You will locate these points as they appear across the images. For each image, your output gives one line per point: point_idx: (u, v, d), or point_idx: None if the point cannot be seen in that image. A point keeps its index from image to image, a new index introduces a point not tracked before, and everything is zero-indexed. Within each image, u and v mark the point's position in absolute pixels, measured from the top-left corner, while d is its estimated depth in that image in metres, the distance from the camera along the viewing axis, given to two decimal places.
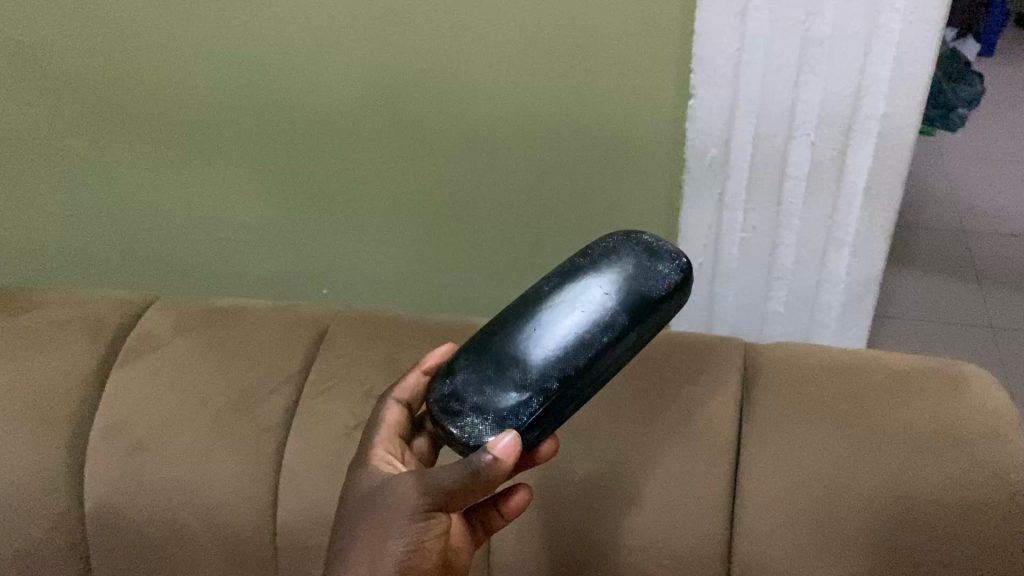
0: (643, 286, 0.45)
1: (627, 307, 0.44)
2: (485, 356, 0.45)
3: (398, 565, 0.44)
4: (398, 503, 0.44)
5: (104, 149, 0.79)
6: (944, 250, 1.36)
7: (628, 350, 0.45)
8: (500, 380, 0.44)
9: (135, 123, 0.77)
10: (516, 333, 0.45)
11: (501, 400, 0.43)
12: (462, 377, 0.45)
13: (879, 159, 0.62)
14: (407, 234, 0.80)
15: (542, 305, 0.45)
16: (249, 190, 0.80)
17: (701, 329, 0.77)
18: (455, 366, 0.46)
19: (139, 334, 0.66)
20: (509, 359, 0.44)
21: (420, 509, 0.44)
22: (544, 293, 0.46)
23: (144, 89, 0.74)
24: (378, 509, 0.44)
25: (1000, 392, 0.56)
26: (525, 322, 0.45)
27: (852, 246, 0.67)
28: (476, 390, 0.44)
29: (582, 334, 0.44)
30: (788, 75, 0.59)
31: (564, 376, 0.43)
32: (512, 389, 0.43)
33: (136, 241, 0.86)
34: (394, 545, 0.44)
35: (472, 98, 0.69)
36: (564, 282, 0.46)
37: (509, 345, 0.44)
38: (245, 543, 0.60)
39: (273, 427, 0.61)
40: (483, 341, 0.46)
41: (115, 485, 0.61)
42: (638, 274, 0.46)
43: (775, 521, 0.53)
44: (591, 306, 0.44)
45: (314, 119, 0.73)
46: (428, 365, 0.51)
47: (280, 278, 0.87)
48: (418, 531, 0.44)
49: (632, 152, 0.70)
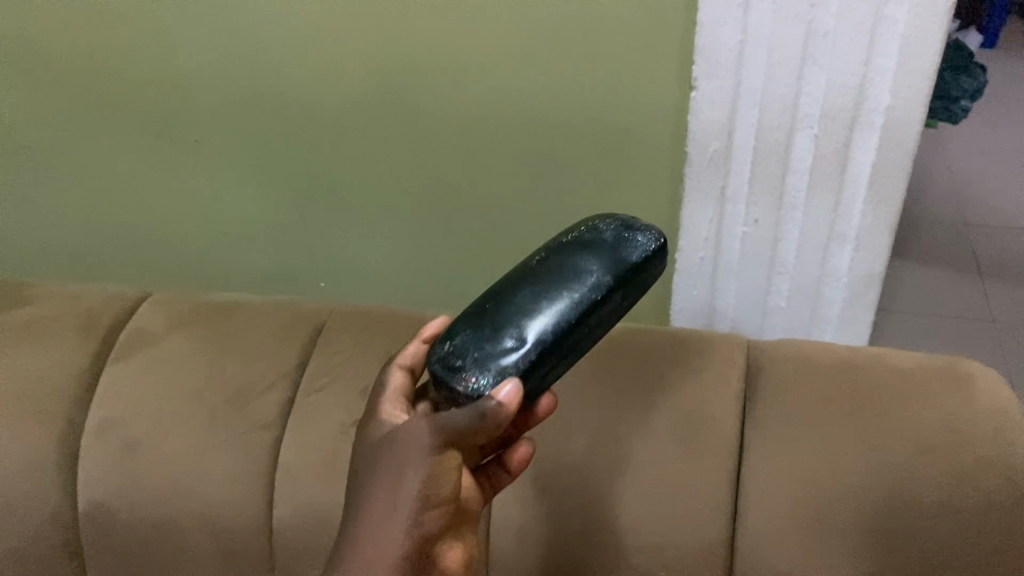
0: (626, 254, 0.46)
1: (614, 269, 0.45)
2: (479, 322, 0.44)
3: (416, 502, 0.43)
4: (410, 443, 0.43)
5: (101, 141, 0.79)
6: (948, 243, 1.35)
7: (614, 313, 0.45)
8: (495, 338, 0.43)
9: (130, 109, 0.76)
10: (508, 300, 0.44)
11: (501, 350, 0.42)
12: (460, 339, 0.44)
13: (883, 152, 0.61)
14: (406, 226, 0.79)
15: (531, 276, 0.45)
16: (245, 180, 0.79)
17: (701, 324, 0.77)
18: (448, 332, 0.45)
19: (134, 329, 0.65)
20: (504, 320, 0.43)
21: (432, 448, 0.43)
22: (530, 267, 0.46)
23: (143, 79, 0.74)
24: (392, 455, 0.44)
25: (1007, 390, 0.55)
26: (520, 288, 0.45)
27: (854, 239, 0.66)
28: (474, 346, 0.43)
29: (576, 290, 0.44)
30: (792, 67, 0.59)
31: (560, 330, 0.42)
32: (512, 339, 0.42)
33: (131, 234, 0.85)
34: (409, 484, 0.43)
35: (471, 85, 0.68)
36: (550, 256, 0.46)
37: (503, 310, 0.44)
38: (241, 541, 0.59)
39: (269, 424, 0.60)
40: (473, 312, 0.45)
41: (109, 482, 0.60)
42: (620, 242, 0.46)
43: (781, 520, 0.53)
44: (580, 271, 0.44)
45: (311, 108, 0.72)
46: (427, 336, 0.50)
47: (278, 272, 0.86)
48: (432, 470, 0.43)
49: (636, 142, 0.69)
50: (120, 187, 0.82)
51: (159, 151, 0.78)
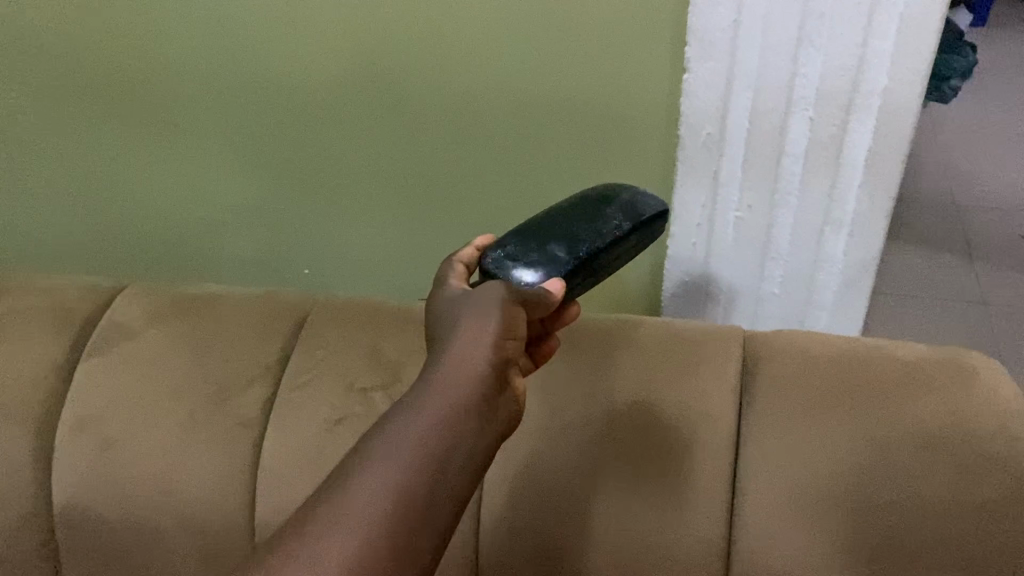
0: (645, 205, 0.52)
1: (636, 214, 0.51)
2: (525, 238, 0.49)
3: (496, 334, 0.40)
4: (487, 293, 0.42)
5: (84, 124, 0.77)
6: (939, 225, 1.34)
7: (628, 253, 0.51)
8: (542, 250, 0.48)
9: (111, 88, 0.74)
10: (549, 226, 0.49)
11: (548, 257, 0.47)
12: (509, 249, 0.48)
13: (880, 136, 0.60)
14: (392, 211, 0.77)
15: (566, 211, 0.51)
16: (227, 165, 0.77)
17: (694, 312, 0.75)
18: (493, 245, 0.49)
19: (109, 323, 0.63)
20: (547, 238, 0.48)
21: (509, 298, 0.42)
22: (563, 206, 0.52)
23: (128, 60, 0.73)
24: (466, 304, 0.42)
25: (1011, 385, 0.54)
26: (558, 218, 0.50)
27: (850, 224, 0.65)
28: (523, 253, 0.48)
29: (607, 224, 0.49)
30: (787, 48, 0.57)
31: (593, 251, 0.48)
32: (557, 250, 0.48)
33: (109, 219, 0.83)
34: (487, 318, 0.41)
35: (459, 64, 0.67)
36: (579, 200, 0.52)
37: (545, 232, 0.49)
38: (222, 542, 0.57)
39: (250, 421, 0.58)
40: (517, 232, 0.50)
41: (85, 481, 0.58)
42: (638, 197, 0.53)
43: (778, 517, 0.52)
44: (609, 212, 0.50)
45: (296, 88, 0.71)
46: (480, 243, 0.51)
47: (260, 260, 0.83)
48: (509, 316, 0.42)
49: (627, 126, 0.67)
50: (102, 171, 0.80)
51: (142, 134, 0.76)
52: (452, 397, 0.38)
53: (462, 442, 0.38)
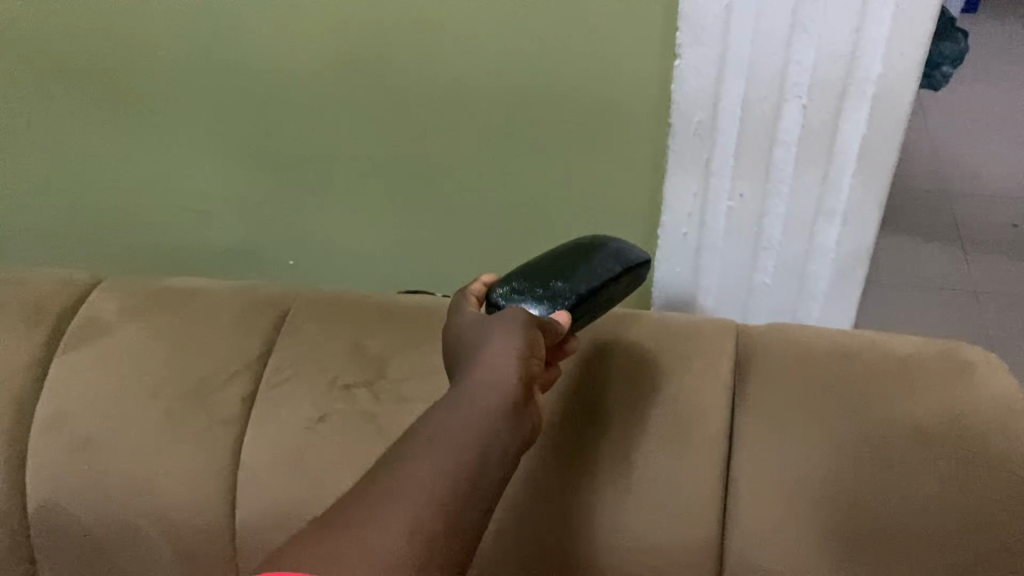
0: (634, 251, 0.55)
1: (626, 258, 0.54)
2: (530, 275, 0.52)
3: (521, 350, 0.44)
4: (507, 315, 0.46)
5: (63, 117, 0.76)
6: (928, 212, 1.33)
7: (620, 294, 0.54)
8: (547, 285, 0.51)
9: (89, 75, 0.72)
10: (549, 265, 0.52)
11: (553, 292, 0.50)
12: (515, 284, 0.51)
13: (874, 124, 0.58)
14: (378, 199, 0.76)
15: (564, 254, 0.54)
16: (209, 153, 0.76)
17: (684, 304, 0.74)
18: (499, 281, 0.52)
19: (85, 318, 0.61)
20: (550, 275, 0.51)
21: (527, 323, 0.45)
22: (559, 250, 0.55)
23: (104, 45, 0.70)
24: (489, 326, 0.45)
25: (1007, 378, 0.53)
26: (557, 259, 0.53)
27: (842, 214, 0.63)
28: (528, 288, 0.51)
29: (603, 265, 0.53)
30: (781, 34, 0.56)
31: (593, 288, 0.51)
32: (561, 285, 0.51)
33: (89, 207, 0.82)
34: (511, 337, 0.44)
35: (445, 50, 0.65)
36: (575, 244, 0.55)
37: (548, 271, 0.52)
38: (203, 542, 0.56)
39: (230, 419, 0.56)
40: (520, 270, 0.53)
41: (61, 480, 0.56)
42: (627, 244, 0.56)
43: (771, 518, 0.50)
44: (604, 255, 0.54)
45: (278, 75, 0.69)
46: (485, 280, 0.54)
47: (244, 250, 0.82)
48: (529, 338, 0.44)
49: (617, 114, 0.66)
50: (83, 161, 0.78)
51: (121, 121, 0.75)
52: (482, 409, 0.41)
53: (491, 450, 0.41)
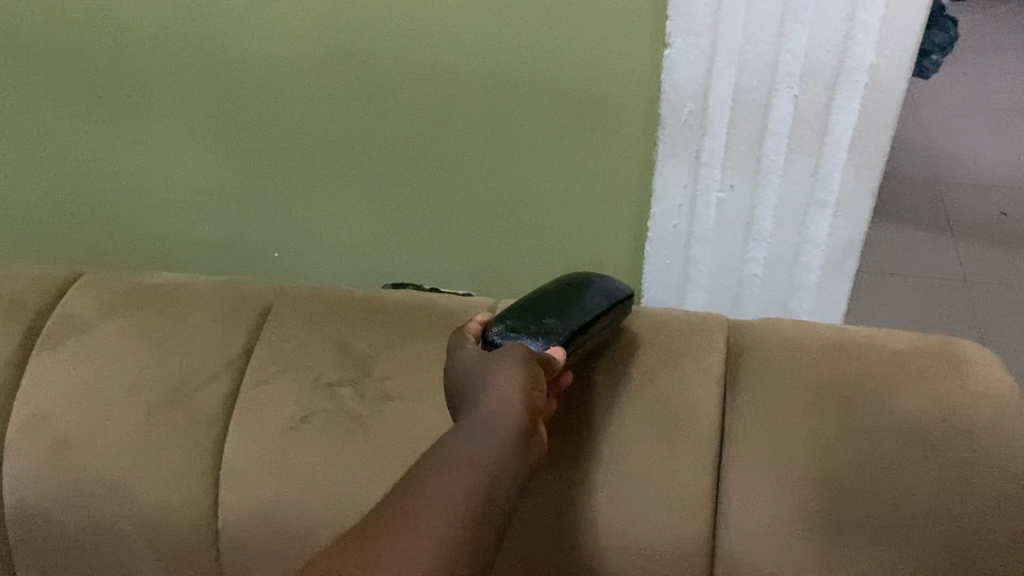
0: (617, 290, 0.57)
1: (611, 297, 0.56)
2: (523, 313, 0.53)
3: (526, 382, 0.46)
4: (511, 349, 0.48)
5: (48, 105, 0.75)
6: (919, 202, 1.33)
7: (606, 333, 0.56)
8: (541, 323, 0.52)
9: (70, 59, 0.72)
10: (540, 304, 0.54)
11: (547, 328, 0.52)
12: (509, 321, 0.52)
13: (866, 114, 0.57)
14: (363, 189, 0.75)
15: (552, 294, 0.55)
16: (192, 140, 0.75)
17: (674, 297, 0.73)
18: (493, 319, 0.53)
19: (63, 315, 0.60)
20: (543, 313, 0.53)
21: (531, 357, 0.48)
22: (546, 290, 0.56)
23: (86, 28, 0.70)
24: (494, 359, 0.48)
25: (1001, 374, 0.52)
26: (546, 298, 0.55)
27: (834, 204, 0.63)
28: (523, 326, 0.52)
29: (592, 304, 0.54)
30: (772, 22, 0.55)
31: (585, 325, 0.53)
32: (553, 322, 0.52)
33: (73, 193, 0.81)
34: (515, 370, 0.46)
35: (429, 37, 0.64)
36: (560, 285, 0.57)
37: (540, 310, 0.53)
38: (185, 543, 0.55)
39: (212, 417, 0.55)
40: (512, 309, 0.54)
41: (38, 480, 0.55)
42: (610, 283, 0.58)
43: (762, 517, 0.49)
44: (590, 295, 0.55)
45: (260, 61, 0.69)
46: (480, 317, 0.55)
47: (230, 241, 0.82)
48: (532, 371, 0.47)
49: (605, 104, 0.65)
50: (66, 148, 0.78)
51: (104, 107, 0.74)
52: (490, 439, 0.43)
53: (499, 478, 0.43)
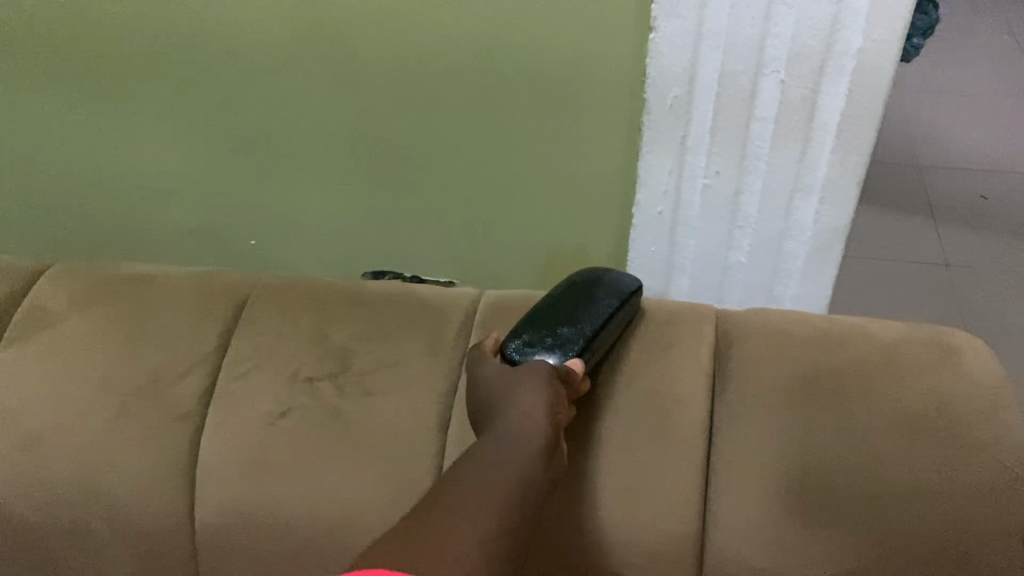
0: (623, 284, 0.56)
1: (619, 293, 0.55)
2: (537, 326, 0.53)
3: (550, 399, 0.46)
4: (534, 365, 0.49)
5: (13, 90, 0.73)
6: (900, 186, 1.33)
7: (620, 329, 0.55)
8: (555, 334, 0.51)
9: (35, 43, 0.69)
10: (551, 313, 0.53)
11: (562, 338, 0.51)
12: (524, 336, 0.52)
13: (854, 99, 0.56)
14: (342, 176, 0.73)
15: (561, 299, 0.55)
16: (165, 127, 0.73)
17: (659, 284, 0.72)
18: (509, 335, 0.53)
19: (32, 307, 0.58)
20: (555, 323, 0.52)
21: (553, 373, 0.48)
22: (554, 295, 0.56)
23: (49, 12, 0.67)
24: (515, 376, 0.48)
25: (990, 364, 0.52)
26: (556, 306, 0.54)
27: (820, 190, 0.62)
28: (538, 339, 0.52)
29: (601, 305, 0.54)
30: (759, 5, 0.53)
31: (598, 327, 0.52)
32: (567, 331, 0.52)
33: (43, 179, 0.79)
34: (538, 386, 0.47)
35: (408, 20, 0.62)
36: (567, 288, 0.56)
37: (552, 320, 0.53)
38: (161, 540, 0.53)
39: (188, 413, 0.54)
40: (525, 322, 0.54)
41: (7, 479, 0.53)
42: (616, 278, 0.57)
43: (752, 511, 0.48)
44: (598, 295, 0.55)
45: (233, 46, 0.66)
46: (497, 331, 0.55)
47: (204, 227, 0.80)
48: (554, 387, 0.47)
49: (589, 88, 0.63)
50: (34, 134, 0.75)
51: (72, 92, 0.72)
52: (519, 452, 0.43)
53: (530, 487, 0.42)
